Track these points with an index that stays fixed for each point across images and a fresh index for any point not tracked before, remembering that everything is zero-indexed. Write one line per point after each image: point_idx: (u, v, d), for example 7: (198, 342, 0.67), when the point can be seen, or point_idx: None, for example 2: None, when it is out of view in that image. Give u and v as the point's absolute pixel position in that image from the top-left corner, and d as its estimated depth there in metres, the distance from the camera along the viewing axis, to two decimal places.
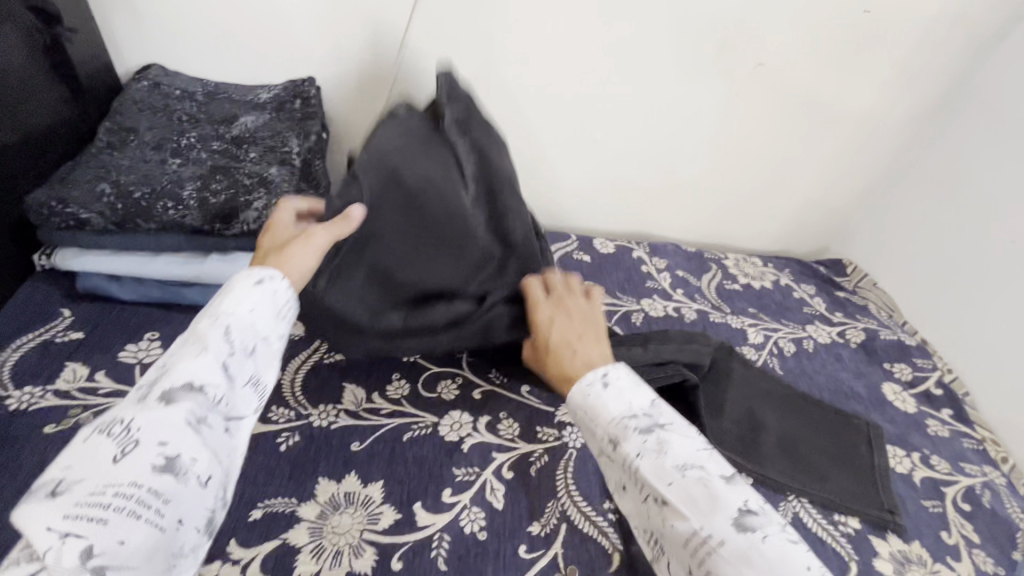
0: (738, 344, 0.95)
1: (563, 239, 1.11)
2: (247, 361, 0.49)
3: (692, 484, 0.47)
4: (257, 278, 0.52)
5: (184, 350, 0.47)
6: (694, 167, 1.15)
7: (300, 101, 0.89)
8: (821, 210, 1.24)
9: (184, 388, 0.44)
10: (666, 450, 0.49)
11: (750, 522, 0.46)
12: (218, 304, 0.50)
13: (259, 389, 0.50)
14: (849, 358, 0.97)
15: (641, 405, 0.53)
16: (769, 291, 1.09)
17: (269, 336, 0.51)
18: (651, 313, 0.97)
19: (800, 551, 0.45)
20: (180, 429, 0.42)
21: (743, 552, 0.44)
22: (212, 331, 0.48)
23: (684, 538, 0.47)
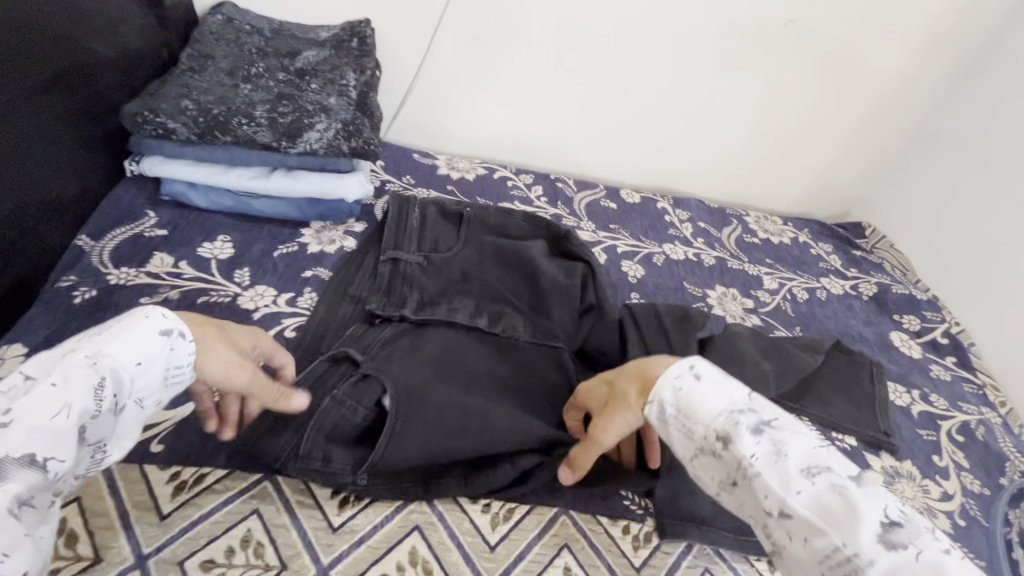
0: (753, 288, 1.00)
1: (592, 187, 1.17)
2: (108, 422, 0.41)
3: (824, 491, 0.44)
4: (166, 326, 0.45)
5: (33, 395, 0.37)
6: (722, 126, 1.19)
7: (357, 40, 0.98)
8: (842, 172, 1.28)
9: (24, 460, 0.35)
10: (786, 452, 0.46)
11: (897, 537, 0.41)
12: (102, 343, 0.42)
13: (95, 458, 0.42)
14: (860, 308, 1.02)
15: (742, 399, 0.50)
16: (787, 246, 1.14)
17: (143, 399, 0.43)
18: (671, 256, 1.03)
19: (959, 564, 0.40)
20: (3, 520, 0.33)
21: (891, 568, 0.40)
22: (79, 379, 0.39)
23: (820, 556, 0.43)
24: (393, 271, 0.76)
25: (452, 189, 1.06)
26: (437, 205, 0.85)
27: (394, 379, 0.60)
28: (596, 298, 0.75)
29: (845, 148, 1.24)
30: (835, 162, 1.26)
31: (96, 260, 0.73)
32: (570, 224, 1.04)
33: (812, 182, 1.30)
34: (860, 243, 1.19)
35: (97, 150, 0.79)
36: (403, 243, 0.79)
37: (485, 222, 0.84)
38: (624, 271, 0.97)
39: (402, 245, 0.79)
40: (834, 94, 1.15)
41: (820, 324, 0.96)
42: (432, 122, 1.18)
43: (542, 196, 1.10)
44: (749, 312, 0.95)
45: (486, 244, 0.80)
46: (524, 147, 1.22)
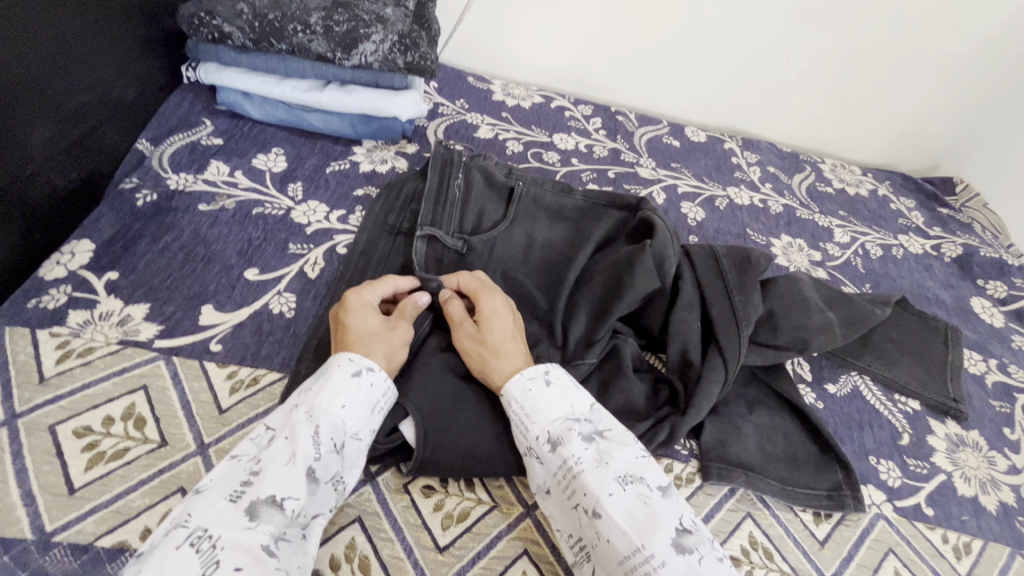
0: (822, 240, 0.93)
1: (654, 123, 1.10)
2: (336, 460, 0.46)
3: (632, 498, 0.45)
4: (356, 369, 0.50)
5: (275, 446, 0.44)
6: (809, 62, 1.07)
7: None
8: (938, 121, 1.15)
9: (267, 502, 0.40)
10: (607, 461, 0.48)
11: (688, 543, 0.43)
12: (315, 396, 0.48)
13: (340, 489, 0.47)
14: (940, 269, 0.94)
15: (582, 409, 0.52)
16: (863, 198, 1.05)
17: (359, 433, 0.48)
18: (735, 201, 0.96)
19: (728, 571, 0.43)
20: (258, 555, 0.38)
21: (680, 573, 0.41)
22: (303, 429, 0.45)
23: (619, 556, 0.43)
24: (427, 254, 0.68)
25: (507, 116, 1.01)
26: (482, 169, 0.75)
27: (420, 398, 0.55)
28: (661, 286, 0.67)
29: (946, 93, 1.10)
30: (931, 109, 1.13)
31: (156, 164, 0.73)
32: (628, 160, 0.98)
33: (900, 132, 1.17)
34: (948, 200, 1.08)
35: (155, 53, 0.78)
36: (442, 220, 0.70)
37: (530, 189, 0.75)
38: (684, 212, 0.91)
39: (440, 223, 0.70)
40: (948, 27, 1.00)
41: (892, 282, 0.89)
42: (489, 44, 1.11)
43: (600, 129, 1.04)
44: (815, 265, 0.89)
45: (535, 231, 0.72)
46: (584, 76, 1.14)
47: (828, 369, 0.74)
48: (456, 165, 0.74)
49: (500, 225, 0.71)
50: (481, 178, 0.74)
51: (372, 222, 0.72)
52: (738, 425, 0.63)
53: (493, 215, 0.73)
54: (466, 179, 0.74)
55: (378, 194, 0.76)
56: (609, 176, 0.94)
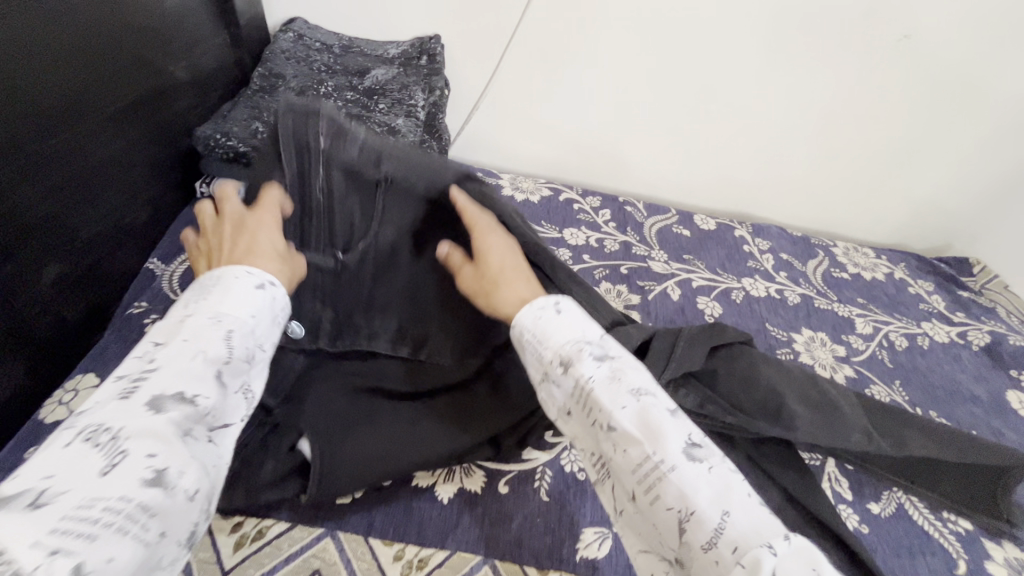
0: (844, 332, 0.91)
1: (663, 211, 1.10)
2: (242, 370, 0.45)
3: (647, 404, 0.43)
4: (259, 281, 0.50)
5: (173, 346, 0.42)
6: (813, 149, 1.09)
7: (426, 57, 0.95)
8: (945, 203, 1.15)
9: (176, 397, 0.40)
10: (620, 376, 0.45)
11: (698, 453, 0.41)
12: (219, 302, 0.47)
13: (249, 398, 0.46)
14: (970, 360, 0.90)
15: (593, 334, 0.49)
16: (881, 283, 1.03)
17: (263, 345, 0.48)
18: (752, 293, 0.95)
19: (743, 480, 0.40)
20: (167, 442, 0.38)
21: (689, 477, 0.39)
22: (213, 333, 0.44)
23: (634, 464, 0.41)
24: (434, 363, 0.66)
25: None
26: None
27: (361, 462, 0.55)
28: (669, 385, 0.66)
29: (953, 175, 1.10)
30: (939, 190, 1.13)
31: (166, 285, 0.73)
32: (640, 254, 0.98)
33: (910, 211, 1.17)
34: (966, 282, 1.06)
35: (169, 172, 0.79)
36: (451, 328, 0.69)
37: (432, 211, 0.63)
38: (701, 308, 0.89)
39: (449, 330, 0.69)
40: (946, 118, 1.02)
41: (922, 377, 0.86)
42: (497, 140, 1.14)
43: (610, 221, 1.04)
44: (840, 361, 0.86)
45: None
46: (592, 167, 1.16)
47: (869, 486, 0.69)
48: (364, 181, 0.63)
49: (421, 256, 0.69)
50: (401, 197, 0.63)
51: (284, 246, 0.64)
52: None
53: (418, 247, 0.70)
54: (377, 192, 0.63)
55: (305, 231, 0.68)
56: (622, 271, 0.93)
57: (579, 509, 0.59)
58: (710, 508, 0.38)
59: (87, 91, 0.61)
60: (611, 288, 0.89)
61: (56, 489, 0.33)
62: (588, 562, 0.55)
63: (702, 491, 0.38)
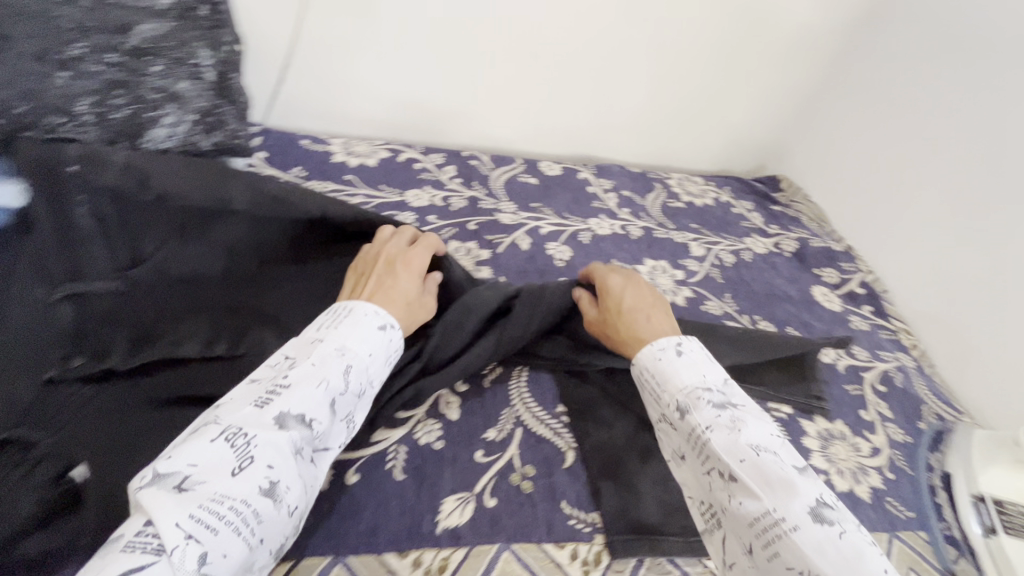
0: (681, 257, 0.98)
1: (509, 162, 1.08)
2: (350, 401, 0.53)
3: (766, 463, 0.50)
4: (382, 323, 0.58)
5: (304, 370, 0.51)
6: (639, 86, 1.11)
7: (209, 7, 0.78)
8: (760, 126, 1.26)
9: (298, 418, 0.48)
10: (740, 428, 0.53)
11: (828, 515, 0.47)
12: (345, 338, 0.55)
13: (350, 426, 0.53)
14: (783, 266, 1.02)
15: (715, 381, 0.58)
16: (710, 208, 1.12)
17: (373, 382, 0.56)
18: (598, 232, 0.97)
19: (878, 552, 0.45)
20: (286, 458, 0.46)
21: (814, 538, 0.45)
22: (336, 364, 0.52)
23: (750, 518, 0.48)
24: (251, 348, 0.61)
25: (351, 179, 0.93)
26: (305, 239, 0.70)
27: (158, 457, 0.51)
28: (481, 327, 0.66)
29: (761, 102, 1.20)
30: (751, 117, 1.23)
31: None
32: (488, 207, 0.95)
33: (729, 138, 1.26)
34: (777, 197, 1.20)
35: None
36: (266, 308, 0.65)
37: (240, 188, 0.66)
38: (550, 254, 0.90)
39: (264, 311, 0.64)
40: (748, 46, 1.10)
41: (747, 287, 0.95)
42: (321, 100, 0.99)
43: (455, 177, 1.00)
44: (680, 284, 0.92)
45: None
46: (431, 123, 1.08)
47: None
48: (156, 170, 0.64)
49: (207, 238, 0.65)
50: (198, 176, 0.65)
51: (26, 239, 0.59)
52: (635, 485, 0.61)
53: (201, 224, 0.65)
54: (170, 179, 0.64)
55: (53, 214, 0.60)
56: (470, 228, 0.90)
57: (436, 480, 0.57)
58: (830, 571, 0.43)
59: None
60: (461, 247, 0.86)
61: (197, 478, 0.42)
62: (450, 531, 0.54)
63: (827, 558, 0.44)
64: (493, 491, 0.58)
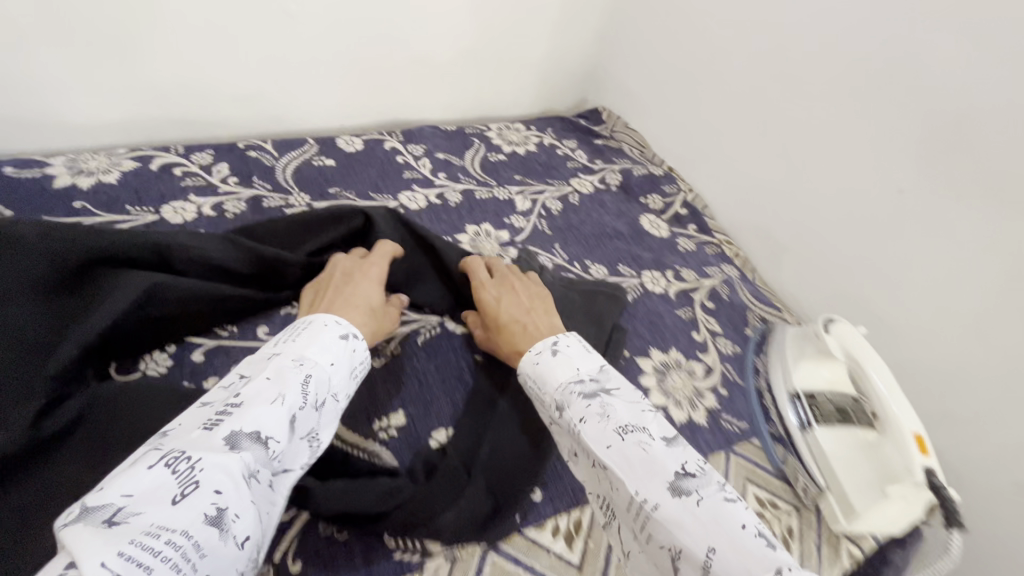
0: (505, 215, 0.91)
1: (297, 146, 0.94)
2: (311, 416, 0.47)
3: (631, 447, 0.45)
4: (343, 332, 0.55)
5: (259, 384, 0.45)
6: (425, 35, 1.00)
7: None
8: (571, 59, 1.20)
9: (252, 435, 0.41)
10: (609, 415, 0.48)
11: (687, 484, 0.43)
12: (302, 348, 0.51)
13: (316, 447, 0.48)
14: (611, 201, 1.00)
15: (589, 370, 0.54)
16: (533, 154, 1.07)
17: (336, 395, 0.51)
18: (411, 207, 0.88)
19: (740, 508, 0.41)
20: (238, 481, 0.39)
21: (675, 514, 0.41)
22: (294, 375, 0.47)
23: (626, 505, 0.45)
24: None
25: (82, 206, 0.74)
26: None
27: None
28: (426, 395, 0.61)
29: (562, 37, 1.15)
30: (559, 53, 1.17)
31: None
32: (274, 206, 0.82)
33: (544, 76, 1.19)
34: (600, 130, 1.17)
35: None
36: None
37: None
38: None
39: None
40: None
41: (576, 233, 0.92)
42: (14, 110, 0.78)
43: (229, 177, 0.85)
44: (506, 246, 0.86)
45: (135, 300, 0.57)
46: (188, 117, 0.90)
47: None
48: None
49: None
50: None
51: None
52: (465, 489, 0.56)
53: None
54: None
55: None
56: None
57: None
58: (694, 543, 0.40)
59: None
60: None
61: (131, 510, 0.35)
62: None
63: (687, 532, 0.41)
64: (297, 552, 0.49)
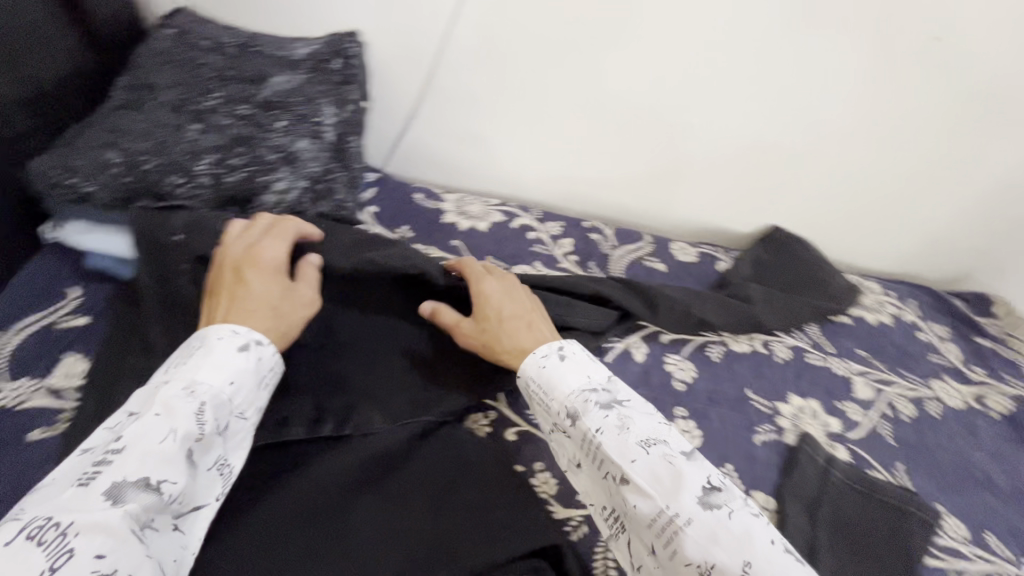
0: (840, 398, 0.77)
1: (635, 239, 0.94)
2: (214, 446, 0.46)
3: (656, 461, 0.49)
4: (244, 343, 0.50)
5: (142, 425, 0.43)
6: (812, 171, 0.90)
7: (339, 59, 0.76)
8: (972, 230, 0.98)
9: (137, 484, 0.40)
10: (628, 427, 0.51)
11: (715, 500, 0.47)
12: (195, 371, 0.47)
13: (226, 474, 0.48)
14: (986, 432, 0.77)
15: (599, 379, 0.56)
16: (887, 329, 0.88)
17: (245, 412, 0.49)
18: (734, 348, 0.80)
19: (784, 552, 0.44)
20: (125, 539, 0.38)
21: (707, 532, 0.45)
22: (183, 406, 0.45)
23: (648, 519, 0.48)
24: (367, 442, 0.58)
25: (458, 245, 0.85)
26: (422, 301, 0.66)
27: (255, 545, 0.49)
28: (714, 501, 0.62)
29: (976, 209, 0.94)
30: (960, 224, 0.96)
31: None
32: None
33: (923, 237, 0.98)
34: (986, 326, 0.93)
35: None
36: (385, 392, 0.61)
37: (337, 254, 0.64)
38: (669, 371, 0.75)
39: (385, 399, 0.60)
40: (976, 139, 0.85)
41: (932, 461, 0.72)
42: (443, 151, 0.93)
43: (570, 254, 0.89)
44: (833, 440, 0.72)
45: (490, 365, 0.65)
46: (554, 187, 0.96)
47: None
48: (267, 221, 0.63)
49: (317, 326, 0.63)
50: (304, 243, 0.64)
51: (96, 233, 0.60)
52: None
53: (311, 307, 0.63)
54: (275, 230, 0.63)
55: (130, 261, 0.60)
56: None
57: None
58: (730, 560, 0.44)
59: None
60: None
61: None
62: None
63: (721, 547, 0.44)
64: None
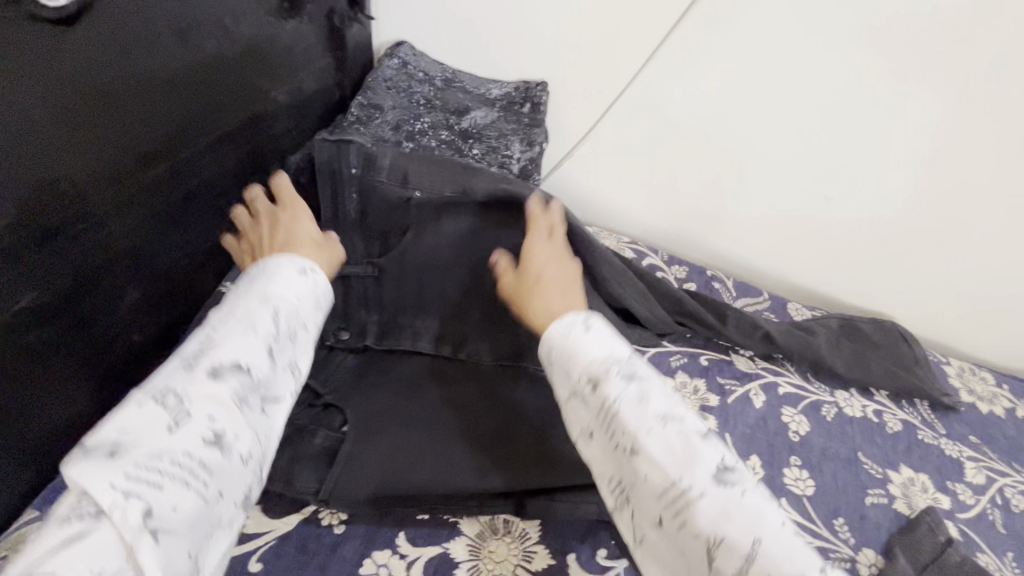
0: (949, 477, 0.79)
1: (753, 293, 1.00)
2: (289, 343, 0.52)
3: (671, 434, 0.47)
4: (302, 266, 0.57)
5: (227, 321, 0.49)
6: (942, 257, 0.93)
7: (529, 104, 0.89)
8: None
9: (232, 365, 0.46)
10: (647, 400, 0.50)
11: (729, 477, 0.46)
12: (267, 286, 0.53)
13: (298, 373, 0.53)
14: None
15: (620, 351, 0.54)
16: (1000, 421, 0.90)
17: (308, 323, 0.55)
18: (846, 411, 0.84)
19: (774, 508, 0.45)
20: (226, 406, 0.45)
21: (719, 504, 0.44)
22: (262, 308, 0.51)
23: (658, 491, 0.46)
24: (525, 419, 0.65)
25: None
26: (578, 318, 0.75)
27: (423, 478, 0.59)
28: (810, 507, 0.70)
29: None
30: None
31: None
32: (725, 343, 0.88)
33: None
34: None
35: None
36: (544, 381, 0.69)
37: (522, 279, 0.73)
38: (785, 422, 0.80)
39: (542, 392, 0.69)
40: None
41: None
42: (588, 189, 1.04)
43: None
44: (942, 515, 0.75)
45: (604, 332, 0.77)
46: (681, 234, 1.05)
47: None
48: (466, 233, 0.72)
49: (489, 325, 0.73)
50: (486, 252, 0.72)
51: (328, 222, 0.70)
52: None
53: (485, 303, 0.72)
54: (463, 242, 0.71)
55: (357, 252, 0.71)
56: (702, 362, 0.84)
57: None
58: (738, 533, 0.43)
59: (199, 103, 0.60)
60: (688, 382, 0.81)
61: (127, 440, 0.40)
62: None
63: (733, 522, 0.43)
64: None
